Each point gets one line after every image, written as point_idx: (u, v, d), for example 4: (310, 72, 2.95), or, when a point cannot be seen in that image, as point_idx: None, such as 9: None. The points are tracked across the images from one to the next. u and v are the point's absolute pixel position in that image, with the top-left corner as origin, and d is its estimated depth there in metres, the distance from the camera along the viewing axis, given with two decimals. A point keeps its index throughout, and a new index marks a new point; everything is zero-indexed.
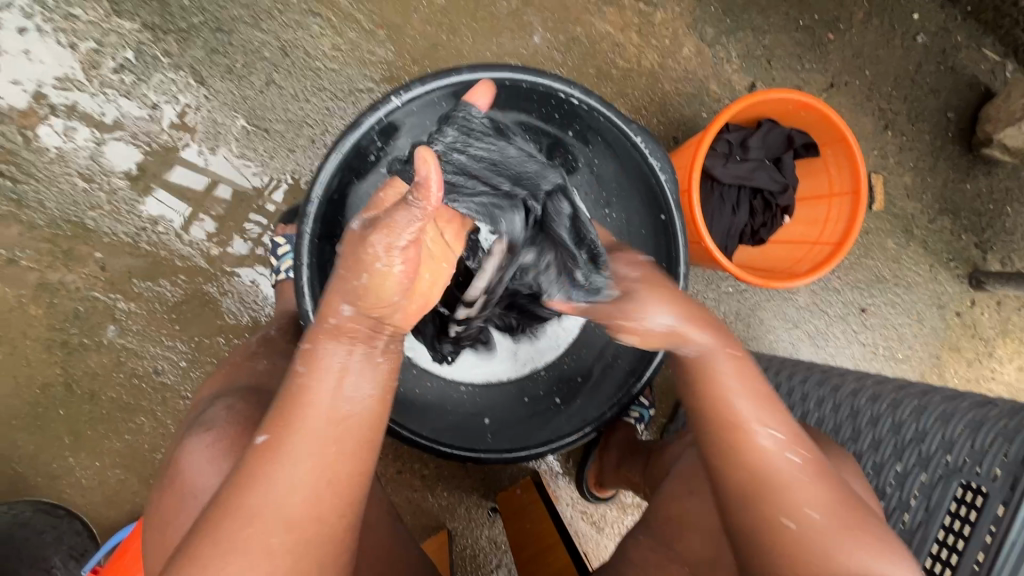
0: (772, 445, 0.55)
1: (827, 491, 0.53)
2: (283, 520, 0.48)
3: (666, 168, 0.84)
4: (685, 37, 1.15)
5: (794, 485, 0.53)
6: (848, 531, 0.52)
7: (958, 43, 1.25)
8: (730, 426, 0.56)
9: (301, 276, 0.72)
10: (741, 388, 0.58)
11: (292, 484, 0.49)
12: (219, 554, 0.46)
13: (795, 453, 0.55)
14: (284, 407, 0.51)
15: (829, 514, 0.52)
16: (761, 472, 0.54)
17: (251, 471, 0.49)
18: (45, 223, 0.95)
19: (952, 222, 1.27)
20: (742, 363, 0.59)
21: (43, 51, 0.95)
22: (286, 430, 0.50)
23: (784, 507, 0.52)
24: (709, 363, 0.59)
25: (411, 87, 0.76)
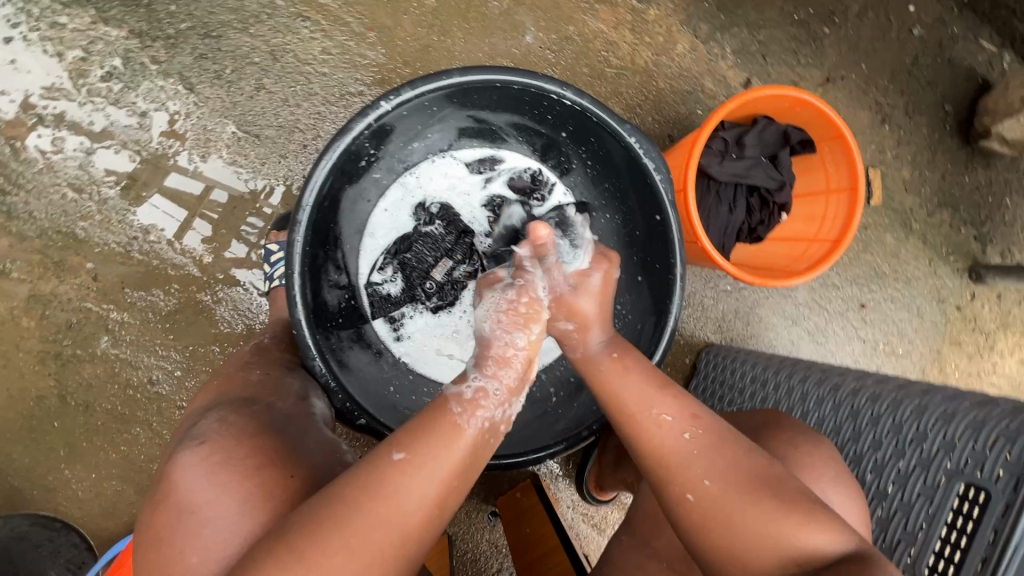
0: (668, 424, 0.62)
1: (722, 458, 0.59)
2: (400, 532, 0.52)
3: (661, 168, 0.80)
4: (679, 33, 1.14)
5: (688, 461, 0.60)
6: (757, 497, 0.56)
7: (955, 35, 1.24)
8: (627, 416, 0.64)
9: (292, 285, 0.71)
10: (626, 379, 0.66)
11: (424, 490, 0.53)
12: (342, 552, 0.50)
13: (689, 431, 0.61)
14: (428, 426, 0.57)
15: (722, 480, 0.58)
16: (660, 455, 0.61)
17: (379, 480, 0.53)
18: (36, 234, 0.94)
19: (951, 215, 1.26)
20: (624, 356, 0.68)
21: (30, 60, 0.94)
22: (432, 446, 0.55)
23: (682, 482, 0.59)
24: (593, 361, 0.69)
25: (400, 91, 0.75)
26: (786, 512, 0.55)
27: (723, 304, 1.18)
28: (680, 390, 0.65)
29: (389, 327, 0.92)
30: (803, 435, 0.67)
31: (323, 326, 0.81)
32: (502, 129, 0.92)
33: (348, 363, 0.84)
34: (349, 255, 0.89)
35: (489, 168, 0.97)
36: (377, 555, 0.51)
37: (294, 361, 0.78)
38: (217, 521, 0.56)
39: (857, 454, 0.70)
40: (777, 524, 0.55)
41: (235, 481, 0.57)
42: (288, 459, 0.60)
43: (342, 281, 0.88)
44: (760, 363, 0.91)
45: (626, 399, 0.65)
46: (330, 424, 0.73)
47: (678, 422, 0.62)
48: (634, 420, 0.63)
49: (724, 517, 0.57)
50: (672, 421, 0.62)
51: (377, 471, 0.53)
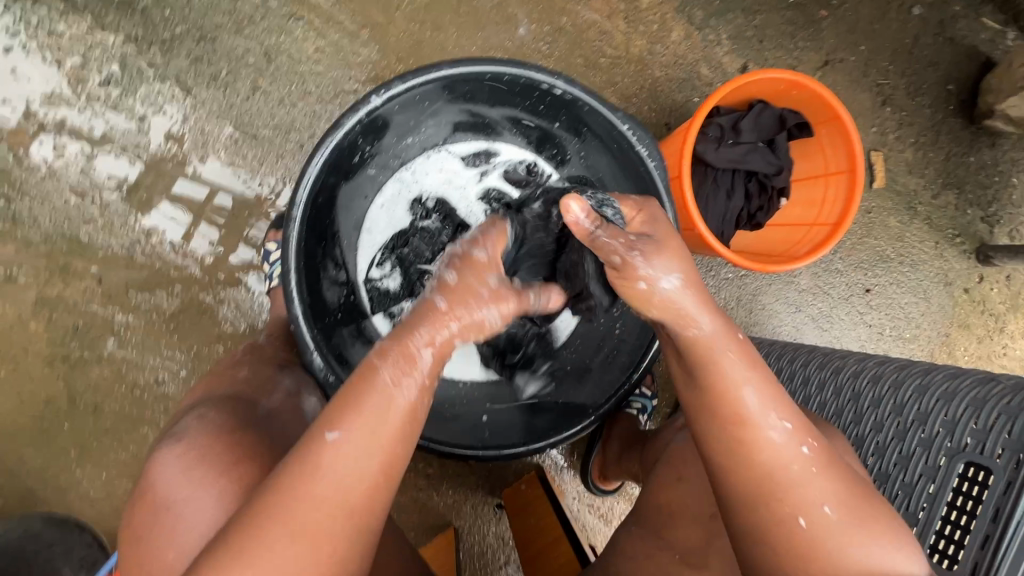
0: (784, 440, 0.55)
1: (838, 482, 0.54)
2: (343, 508, 0.51)
3: (654, 154, 0.81)
4: (673, 21, 1.13)
5: (805, 482, 0.54)
6: (865, 521, 0.53)
7: (956, 13, 1.22)
8: (737, 423, 0.55)
9: (289, 280, 0.72)
10: (748, 378, 0.56)
11: (354, 473, 0.52)
12: (283, 535, 0.50)
13: (808, 447, 0.55)
14: (351, 399, 0.53)
15: (842, 508, 0.53)
16: (774, 473, 0.54)
17: (309, 461, 0.51)
18: (41, 239, 0.96)
19: (956, 197, 1.24)
20: (747, 353, 0.57)
21: (30, 68, 0.95)
22: (359, 422, 0.52)
23: (797, 505, 0.54)
24: (712, 350, 0.56)
25: (391, 85, 0.75)
26: (868, 523, 0.53)
27: (725, 292, 1.17)
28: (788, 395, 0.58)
29: (389, 323, 0.92)
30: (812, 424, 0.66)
31: (322, 322, 0.82)
32: (497, 123, 0.93)
33: (347, 357, 0.85)
34: (347, 251, 0.90)
35: (484, 162, 0.96)
36: (318, 532, 0.50)
37: (290, 360, 0.79)
38: (191, 516, 0.57)
39: (858, 437, 0.69)
40: (863, 547, 0.53)
41: (209, 476, 0.58)
42: (264, 455, 0.61)
43: (341, 277, 0.89)
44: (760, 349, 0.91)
45: (745, 404, 0.55)
46: None
47: (797, 435, 0.55)
48: (750, 435, 0.55)
49: (828, 546, 0.53)
50: (795, 432, 0.55)
51: (307, 453, 0.51)
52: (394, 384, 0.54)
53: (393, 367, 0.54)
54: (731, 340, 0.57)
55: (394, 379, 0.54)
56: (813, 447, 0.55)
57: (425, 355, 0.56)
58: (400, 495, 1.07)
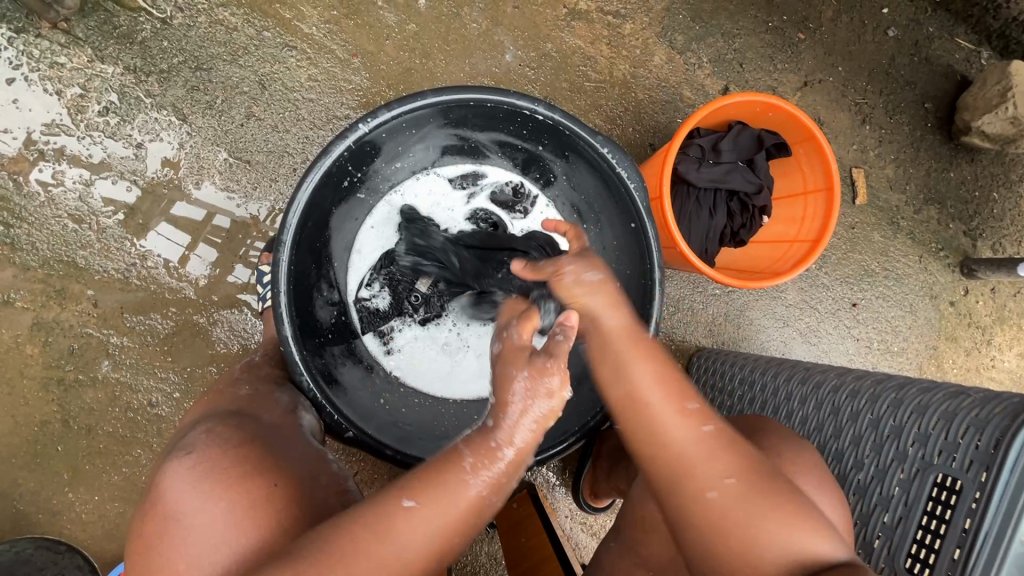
0: (684, 421, 0.60)
1: (742, 457, 0.59)
2: (396, 573, 0.53)
3: (634, 176, 0.84)
4: (655, 45, 1.17)
5: (708, 457, 0.59)
6: (778, 500, 0.57)
7: (931, 34, 1.26)
8: (641, 408, 0.61)
9: (279, 302, 0.73)
10: (650, 373, 0.62)
11: (420, 542, 0.54)
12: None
13: (710, 425, 0.60)
14: (441, 475, 0.56)
15: (746, 481, 0.58)
16: (681, 452, 0.59)
17: (386, 522, 0.54)
18: (38, 264, 0.98)
19: (938, 211, 1.27)
20: (647, 349, 0.64)
21: (31, 99, 0.98)
22: (439, 495, 0.56)
23: (705, 480, 0.58)
24: (620, 343, 0.64)
25: (378, 113, 0.78)
26: (780, 501, 0.57)
27: (713, 308, 1.19)
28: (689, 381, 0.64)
29: (379, 342, 0.93)
30: (784, 441, 0.67)
31: (311, 342, 0.84)
32: (485, 146, 0.95)
33: (337, 377, 0.87)
34: (339, 273, 0.92)
35: (471, 184, 0.98)
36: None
37: (283, 376, 0.80)
38: (202, 528, 0.58)
39: (838, 451, 0.70)
40: (782, 526, 0.56)
41: (218, 488, 0.59)
42: (269, 469, 0.62)
43: (333, 297, 0.91)
44: (744, 365, 0.93)
45: (646, 392, 0.62)
46: (320, 437, 0.76)
47: (700, 416, 0.61)
48: (652, 418, 0.61)
49: (738, 517, 0.56)
50: (695, 413, 0.61)
51: (386, 512, 0.54)
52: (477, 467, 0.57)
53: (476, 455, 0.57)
54: (636, 335, 0.65)
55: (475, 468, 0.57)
56: (715, 428, 0.60)
57: (507, 452, 0.58)
58: None
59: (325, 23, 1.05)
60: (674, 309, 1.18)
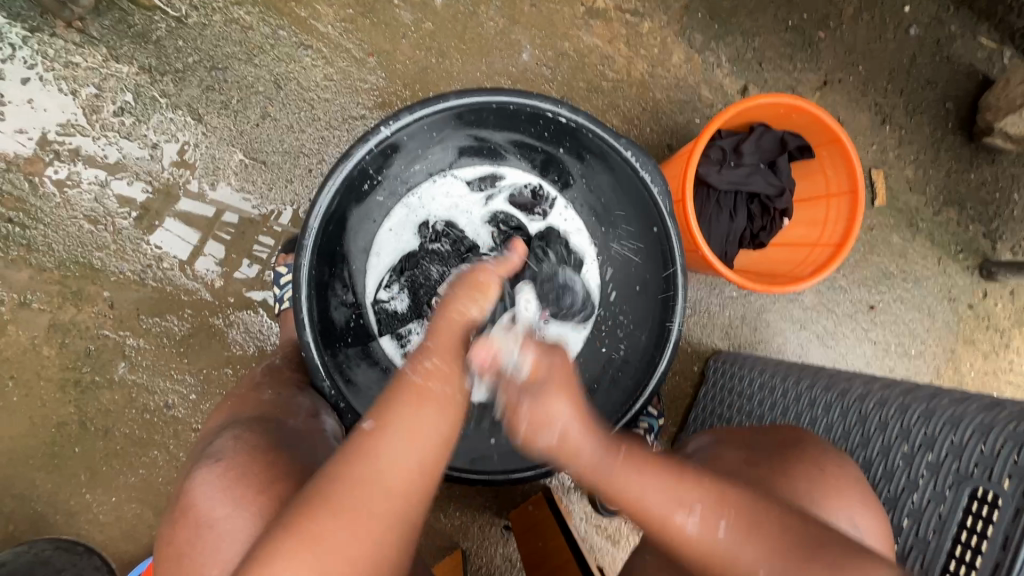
0: (694, 526, 0.58)
1: (764, 547, 0.56)
2: (386, 490, 0.52)
3: (657, 180, 0.82)
4: (674, 44, 1.15)
5: (733, 561, 0.56)
6: (812, 569, 0.55)
7: (953, 33, 1.24)
8: (654, 528, 0.59)
9: (300, 308, 0.73)
10: (637, 483, 0.60)
11: (400, 455, 0.54)
12: (334, 517, 0.50)
13: (720, 522, 0.57)
14: (394, 398, 0.58)
15: (778, 572, 0.55)
16: (707, 561, 0.57)
17: (363, 447, 0.54)
18: (54, 265, 0.98)
19: (958, 213, 1.25)
20: (626, 457, 0.62)
21: (46, 99, 0.98)
22: (400, 411, 0.56)
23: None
24: (600, 472, 0.61)
25: (399, 116, 0.77)
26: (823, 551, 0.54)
27: (730, 311, 1.18)
28: (678, 474, 0.61)
29: (396, 345, 0.93)
30: (826, 454, 0.67)
31: (329, 345, 0.83)
32: (503, 147, 0.94)
33: (353, 379, 0.85)
34: (357, 275, 0.91)
35: (489, 185, 0.98)
36: (368, 515, 0.51)
37: (303, 381, 0.80)
38: (232, 534, 0.57)
39: (866, 460, 0.70)
40: None
41: (248, 495, 0.59)
42: (297, 472, 0.61)
43: (349, 299, 0.89)
44: (765, 371, 0.92)
45: (645, 510, 0.59)
46: (343, 443, 0.75)
47: (707, 513, 0.58)
48: (662, 530, 0.59)
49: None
50: (700, 519, 0.58)
51: (358, 444, 0.55)
52: (425, 376, 0.59)
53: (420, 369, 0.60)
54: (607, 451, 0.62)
55: (422, 381, 0.59)
56: (727, 522, 0.57)
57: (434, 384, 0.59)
58: None
59: (340, 22, 1.04)
60: (690, 312, 1.17)
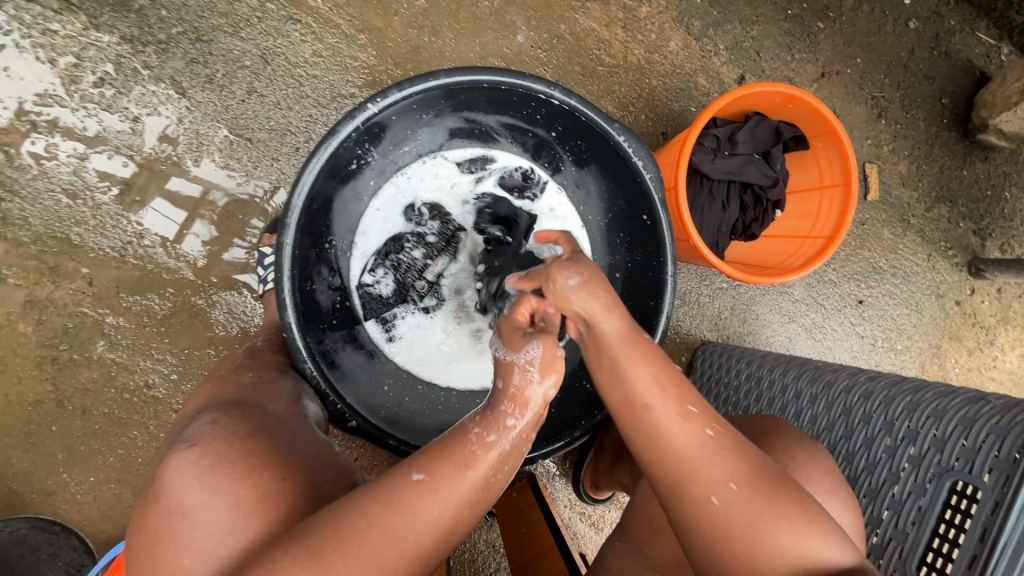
0: (688, 427, 0.57)
1: (745, 459, 0.57)
2: (412, 549, 0.52)
3: (649, 167, 0.80)
4: (672, 30, 1.14)
5: (709, 462, 0.56)
6: (774, 500, 0.55)
7: (952, 27, 1.23)
8: (643, 415, 0.59)
9: (282, 287, 0.71)
10: (646, 370, 0.60)
11: (438, 516, 0.54)
12: (358, 563, 0.50)
13: (713, 429, 0.58)
14: (447, 451, 0.56)
15: (749, 486, 0.55)
16: (675, 453, 0.57)
17: (400, 501, 0.53)
18: (30, 240, 0.95)
19: (949, 209, 1.25)
20: (650, 351, 0.61)
21: (22, 67, 0.94)
22: (450, 472, 0.55)
23: (709, 485, 0.56)
24: (616, 346, 0.61)
25: (387, 93, 0.75)
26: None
27: (720, 301, 1.17)
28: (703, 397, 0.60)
29: (381, 329, 0.91)
30: (803, 444, 0.66)
31: (315, 328, 0.81)
32: (494, 130, 0.92)
33: (337, 360, 0.84)
34: (341, 256, 0.89)
35: (480, 169, 0.96)
36: (385, 564, 0.51)
37: (285, 364, 0.78)
38: (209, 522, 0.56)
39: (849, 452, 0.70)
40: None
41: (225, 482, 0.57)
42: (280, 467, 0.60)
43: (335, 282, 0.88)
44: (751, 361, 0.92)
45: (643, 394, 0.59)
46: (324, 427, 0.74)
47: (713, 433, 0.57)
48: (644, 402, 0.59)
49: (744, 521, 0.55)
50: (697, 417, 0.58)
51: (397, 493, 0.53)
52: (483, 444, 0.57)
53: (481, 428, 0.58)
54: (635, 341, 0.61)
55: (481, 447, 0.57)
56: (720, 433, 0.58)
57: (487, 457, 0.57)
58: None
59: None
60: (680, 302, 1.16)
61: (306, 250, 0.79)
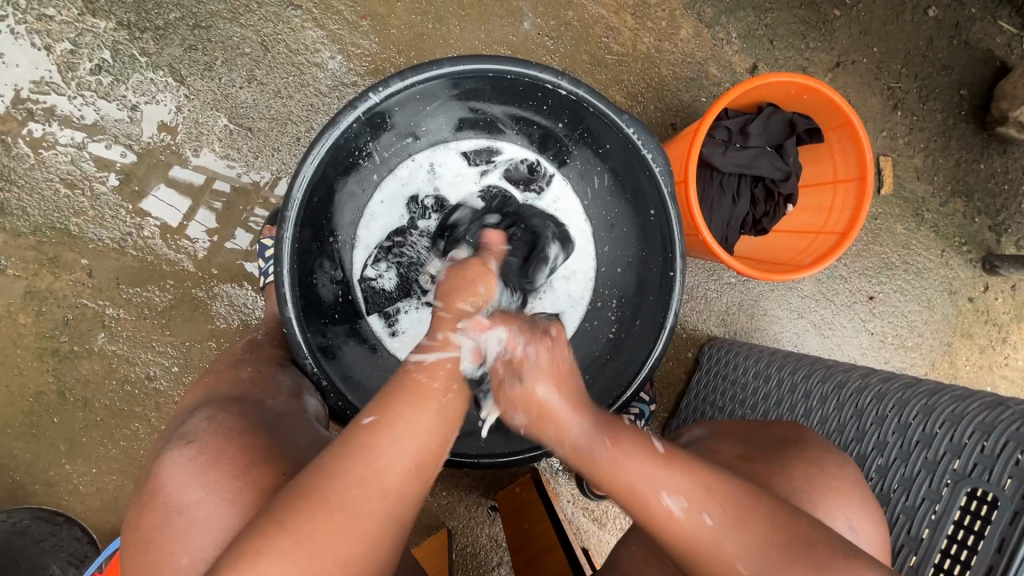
0: (684, 513, 0.54)
1: (747, 536, 0.52)
2: (380, 488, 0.51)
3: (659, 160, 0.78)
4: (682, 18, 1.10)
5: (716, 548, 0.53)
6: (794, 560, 0.51)
7: (972, 16, 1.19)
8: (639, 510, 0.56)
9: (282, 281, 0.69)
10: (613, 460, 0.57)
11: (396, 454, 0.53)
12: (323, 513, 0.48)
13: (710, 510, 0.53)
14: (392, 392, 0.56)
15: (759, 562, 0.51)
16: (674, 541, 0.54)
17: (358, 445, 0.52)
18: (29, 230, 0.94)
19: (965, 204, 1.22)
20: (615, 438, 0.58)
21: (18, 54, 0.93)
22: (397, 410, 0.55)
23: (720, 575, 0.52)
24: (587, 453, 0.58)
25: (390, 82, 0.73)
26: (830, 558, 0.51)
27: (727, 297, 1.15)
28: (677, 459, 0.57)
29: (384, 324, 0.90)
30: (818, 447, 0.65)
31: (316, 322, 0.80)
32: (500, 120, 0.90)
33: (339, 354, 0.83)
34: (343, 250, 0.87)
35: (485, 160, 0.94)
36: (359, 513, 0.49)
37: (285, 359, 0.77)
38: (206, 521, 0.55)
39: (859, 454, 0.69)
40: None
41: (221, 480, 0.57)
42: (274, 458, 0.59)
43: (338, 276, 0.86)
44: (762, 359, 0.90)
45: (631, 489, 0.56)
46: (324, 422, 0.73)
47: (688, 501, 0.54)
48: (627, 498, 0.56)
49: None
50: (686, 502, 0.54)
51: (350, 440, 0.53)
52: (427, 376, 0.58)
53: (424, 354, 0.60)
54: (598, 430, 0.59)
55: (425, 377, 0.57)
56: (714, 510, 0.53)
57: (437, 389, 0.57)
58: None
59: None
60: (687, 297, 1.14)
61: (309, 243, 0.78)
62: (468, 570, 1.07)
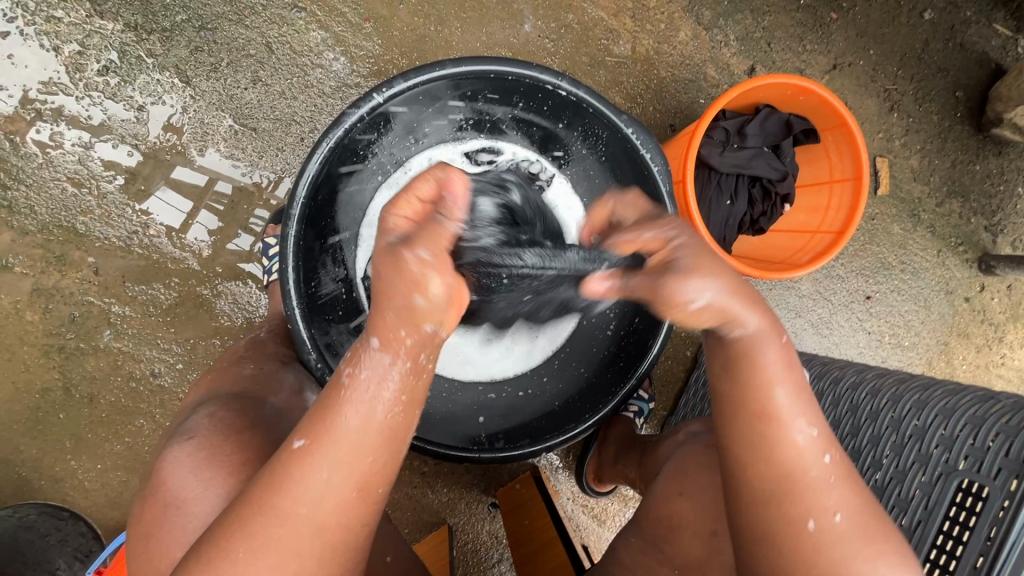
0: (809, 444, 0.53)
1: (857, 496, 0.53)
2: (310, 522, 0.49)
3: (657, 159, 0.80)
4: (682, 20, 1.12)
5: (825, 486, 0.53)
6: (873, 540, 0.52)
7: (968, 19, 1.21)
8: (768, 420, 0.53)
9: (286, 276, 0.72)
10: (775, 369, 0.54)
11: (328, 485, 0.50)
12: (250, 549, 0.48)
13: (832, 456, 0.53)
14: (321, 410, 0.51)
15: (854, 521, 0.52)
16: (785, 462, 0.53)
17: (279, 476, 0.49)
18: (37, 228, 0.95)
19: (961, 205, 1.23)
20: (788, 357, 0.55)
21: (27, 55, 0.94)
22: (330, 432, 0.50)
23: (807, 508, 0.52)
24: (756, 344, 0.54)
25: (394, 83, 0.75)
26: None
27: None
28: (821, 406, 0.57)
29: None
30: None
31: (320, 320, 0.80)
32: (501, 120, 0.89)
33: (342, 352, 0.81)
34: (345, 249, 0.87)
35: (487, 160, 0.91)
36: (292, 547, 0.48)
37: (288, 355, 0.78)
38: (201, 517, 0.57)
39: (855, 449, 0.71)
40: None
41: (217, 476, 0.58)
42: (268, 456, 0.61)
43: (339, 274, 0.86)
44: None
45: (773, 400, 0.53)
46: None
47: (822, 440, 0.54)
48: (762, 402, 0.53)
49: (840, 553, 0.51)
50: (823, 440, 0.54)
51: (280, 465, 0.50)
52: (352, 377, 0.50)
53: (355, 369, 0.51)
54: (776, 336, 0.54)
55: (349, 387, 0.50)
56: (837, 455, 0.54)
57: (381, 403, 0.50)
58: (395, 492, 1.06)
59: None
60: None
61: (314, 238, 0.80)
62: (468, 567, 1.08)
